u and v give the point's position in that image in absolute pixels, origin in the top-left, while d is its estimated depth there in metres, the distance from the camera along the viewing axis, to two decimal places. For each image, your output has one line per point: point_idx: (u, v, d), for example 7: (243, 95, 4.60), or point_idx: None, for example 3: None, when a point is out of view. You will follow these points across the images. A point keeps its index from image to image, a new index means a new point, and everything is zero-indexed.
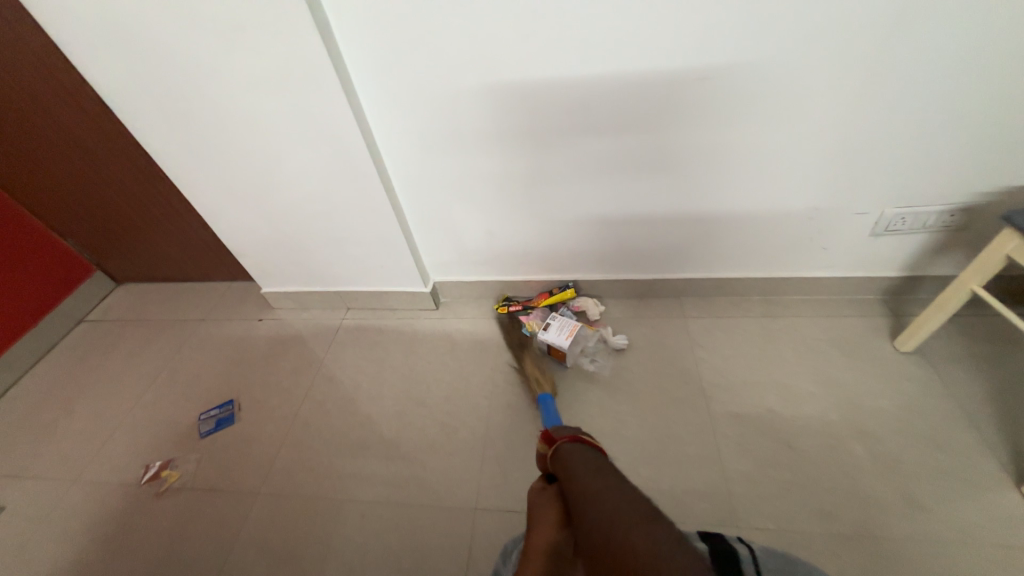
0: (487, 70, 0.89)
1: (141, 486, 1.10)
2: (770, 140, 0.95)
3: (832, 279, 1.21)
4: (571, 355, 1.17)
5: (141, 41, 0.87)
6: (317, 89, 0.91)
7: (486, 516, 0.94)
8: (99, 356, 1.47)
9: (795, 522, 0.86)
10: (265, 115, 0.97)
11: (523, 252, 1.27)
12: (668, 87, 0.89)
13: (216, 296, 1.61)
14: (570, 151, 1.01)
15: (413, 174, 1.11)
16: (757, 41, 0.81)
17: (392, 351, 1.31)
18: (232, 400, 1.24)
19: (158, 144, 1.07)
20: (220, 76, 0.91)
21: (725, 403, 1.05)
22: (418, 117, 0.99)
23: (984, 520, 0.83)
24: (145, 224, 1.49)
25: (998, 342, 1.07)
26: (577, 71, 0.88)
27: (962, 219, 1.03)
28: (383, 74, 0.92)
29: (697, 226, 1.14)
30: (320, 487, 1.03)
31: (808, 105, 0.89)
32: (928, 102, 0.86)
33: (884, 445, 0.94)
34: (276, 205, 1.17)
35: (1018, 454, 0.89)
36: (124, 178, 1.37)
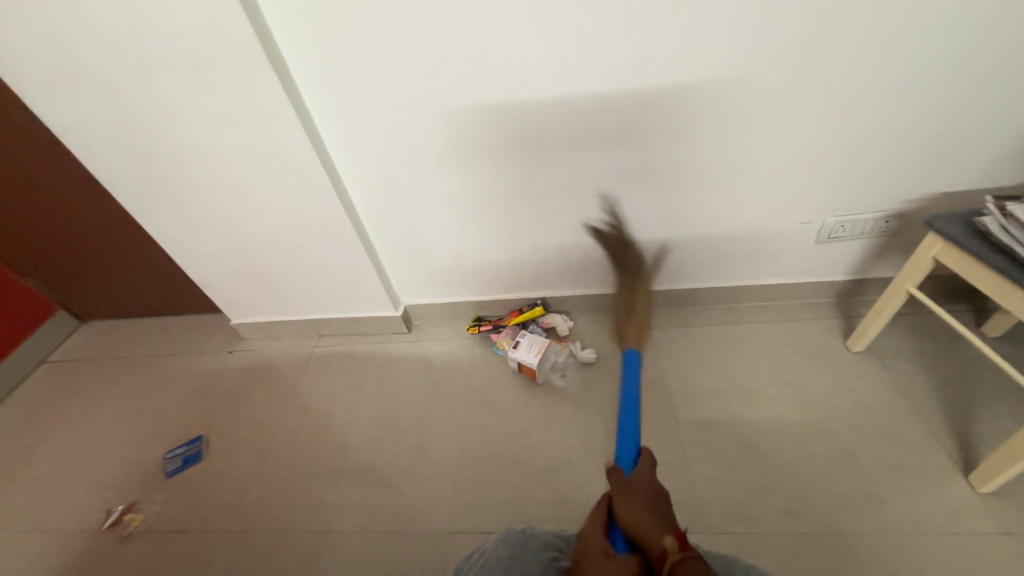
0: (441, 100, 0.94)
1: (103, 532, 1.06)
2: (714, 157, 1.01)
3: (787, 285, 1.26)
4: (541, 371, 1.19)
5: (99, 83, 0.89)
6: (278, 122, 0.93)
7: (460, 538, 0.94)
8: (61, 397, 1.42)
9: (760, 524, 0.88)
10: (227, 149, 0.99)
11: (491, 271, 1.29)
12: (615, 111, 0.95)
13: (185, 329, 1.58)
14: (530, 173, 1.06)
15: (379, 201, 1.13)
16: (690, 68, 0.87)
17: (365, 377, 1.31)
18: (200, 436, 1.22)
19: (120, 180, 1.07)
20: (182, 113, 0.93)
21: (691, 410, 1.08)
22: (379, 146, 1.02)
23: (936, 508, 0.86)
24: (110, 260, 1.47)
25: (940, 337, 1.14)
26: (528, 97, 0.93)
27: (896, 224, 1.10)
28: (343, 106, 0.96)
29: (657, 239, 1.18)
30: (293, 519, 1.02)
31: (743, 124, 0.95)
32: (852, 118, 0.93)
33: (841, 442, 0.98)
34: (242, 237, 1.18)
35: (962, 443, 0.94)
36: (85, 215, 1.35)
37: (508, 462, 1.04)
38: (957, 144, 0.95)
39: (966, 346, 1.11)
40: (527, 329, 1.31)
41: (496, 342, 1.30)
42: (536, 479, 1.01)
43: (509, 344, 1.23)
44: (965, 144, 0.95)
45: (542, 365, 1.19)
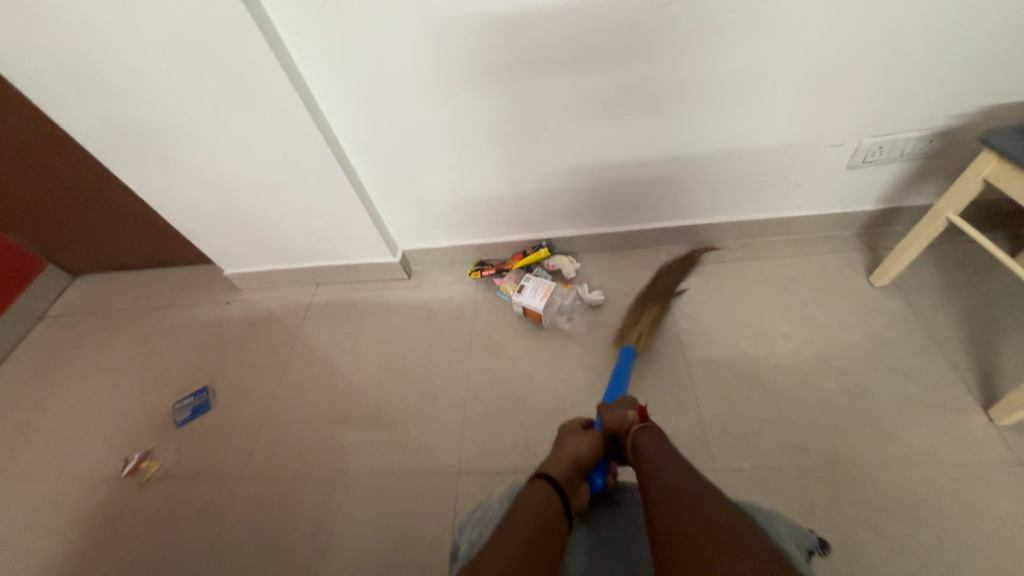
0: (424, 8, 0.80)
1: (123, 478, 1.09)
2: (743, 70, 0.88)
3: (809, 217, 1.18)
4: (548, 314, 1.15)
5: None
6: (238, 45, 0.80)
7: (469, 477, 0.95)
8: (64, 353, 1.41)
9: (767, 459, 0.88)
10: (185, 79, 0.86)
11: (492, 211, 1.21)
12: (630, 16, 0.80)
13: (179, 282, 1.54)
14: (533, 97, 0.94)
15: (364, 134, 1.02)
16: None
17: (366, 324, 1.28)
18: (206, 387, 1.22)
19: (74, 121, 0.95)
20: (125, 36, 0.80)
21: (701, 350, 1.05)
22: (358, 68, 0.89)
23: (949, 441, 0.85)
24: (88, 211, 1.39)
25: (969, 268, 1.07)
26: (529, 2, 0.79)
27: (940, 143, 0.99)
28: (310, 19, 0.81)
29: (671, 169, 1.08)
30: (304, 463, 1.03)
31: (781, 27, 0.81)
32: (913, 13, 0.78)
33: (855, 378, 0.95)
34: (219, 181, 1.08)
35: (982, 376, 0.91)
36: (51, 162, 1.25)
37: (515, 405, 1.04)
38: None
39: (997, 276, 1.05)
40: (531, 273, 1.25)
41: (500, 287, 1.25)
42: (543, 420, 1.00)
43: (514, 288, 1.18)
44: None
45: (549, 307, 1.15)
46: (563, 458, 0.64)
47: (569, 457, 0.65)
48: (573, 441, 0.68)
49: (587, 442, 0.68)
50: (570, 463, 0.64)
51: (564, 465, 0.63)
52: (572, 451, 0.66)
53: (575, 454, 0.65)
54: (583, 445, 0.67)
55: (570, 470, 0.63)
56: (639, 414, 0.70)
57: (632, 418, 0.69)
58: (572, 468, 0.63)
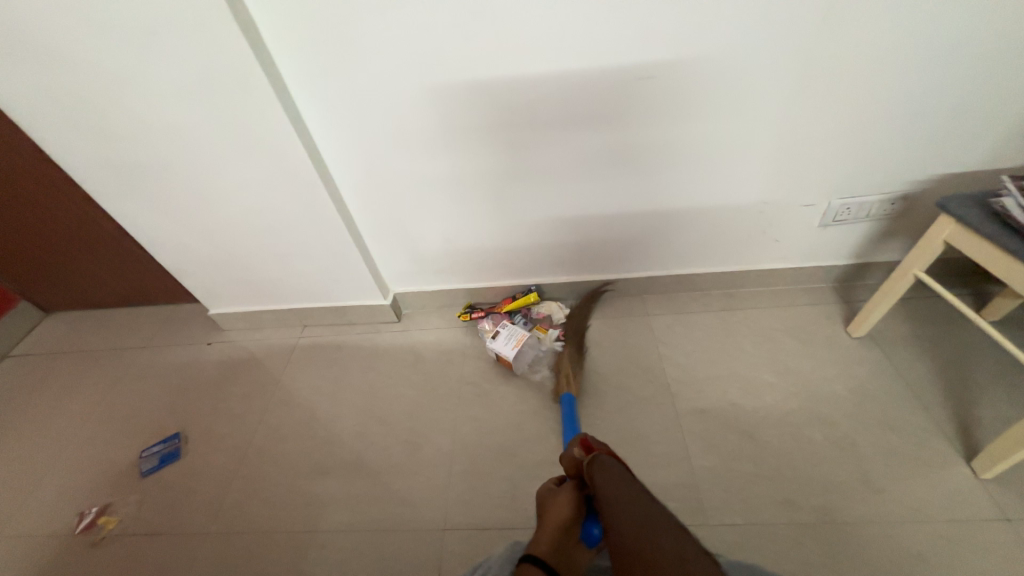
0: (427, 72, 0.86)
1: (74, 536, 1.00)
2: (719, 137, 0.96)
3: (786, 270, 1.24)
4: (518, 364, 1.16)
5: (40, 48, 0.78)
6: (249, 97, 0.84)
7: (454, 535, 0.90)
8: (25, 394, 1.33)
9: (761, 514, 0.86)
10: (191, 127, 0.89)
11: (483, 257, 1.24)
12: (616, 86, 0.88)
13: (159, 321, 1.50)
14: (526, 154, 1.00)
15: (362, 182, 1.06)
16: (699, 38, 0.81)
17: (352, 368, 1.25)
18: (177, 433, 1.15)
19: (75, 161, 0.97)
20: (139, 87, 0.83)
21: (690, 399, 1.06)
22: (361, 122, 0.94)
23: (937, 496, 0.85)
24: (72, 248, 1.37)
25: (939, 322, 1.12)
26: (524, 71, 0.86)
27: (901, 206, 1.07)
28: (319, 76, 0.87)
29: (656, 223, 1.14)
30: (277, 519, 0.97)
31: (751, 100, 0.90)
32: (867, 94, 0.88)
33: (842, 430, 0.96)
34: (214, 223, 1.09)
35: (962, 429, 0.93)
36: (40, 198, 1.24)
37: (503, 456, 1.01)
38: (969, 122, 0.91)
39: (965, 330, 1.10)
40: (514, 319, 1.27)
41: (480, 328, 1.27)
42: (532, 472, 0.97)
43: (489, 333, 1.21)
44: (979, 121, 0.91)
45: (519, 357, 1.16)
46: (547, 531, 0.63)
47: (554, 527, 0.63)
48: (552, 508, 0.66)
49: (565, 503, 0.66)
50: (556, 533, 0.62)
51: (550, 538, 0.61)
52: (554, 520, 0.64)
53: (556, 521, 0.63)
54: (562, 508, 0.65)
55: (557, 541, 0.61)
56: (581, 447, 0.69)
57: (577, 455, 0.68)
58: (558, 537, 0.61)
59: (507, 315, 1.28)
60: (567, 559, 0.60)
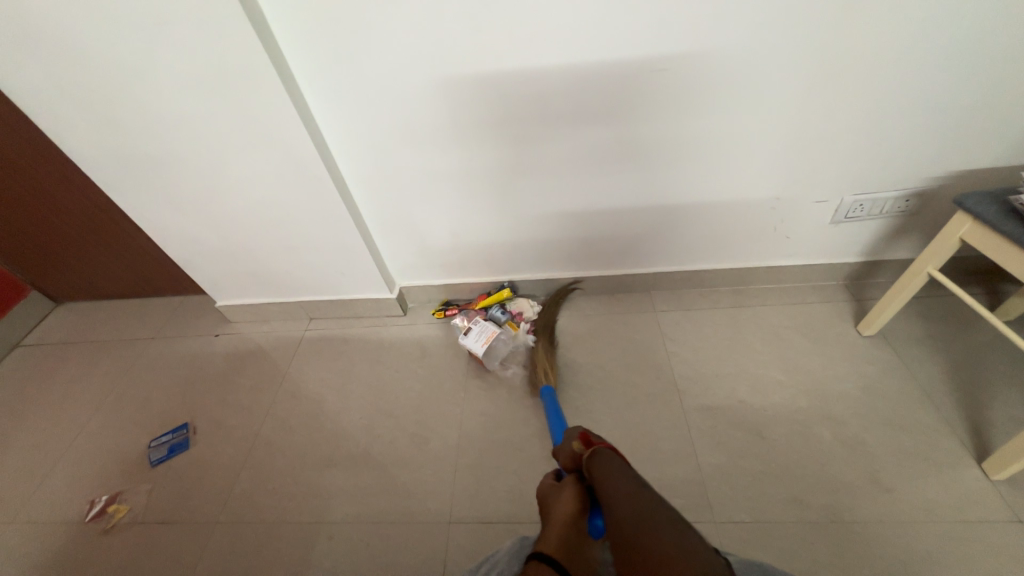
0: (438, 64, 0.85)
1: (86, 523, 1.01)
2: (732, 131, 0.94)
3: (797, 267, 1.22)
4: (489, 360, 1.18)
5: (52, 38, 0.78)
6: (258, 88, 0.84)
7: (460, 527, 0.91)
8: (37, 383, 1.35)
9: (768, 512, 0.86)
10: (201, 118, 0.89)
11: (490, 251, 1.23)
12: (628, 81, 0.87)
13: (167, 312, 1.51)
14: (536, 149, 0.99)
15: (371, 175, 1.05)
16: (715, 31, 0.80)
17: (358, 361, 1.25)
18: (186, 424, 1.16)
19: (84, 151, 0.97)
20: (150, 78, 0.83)
21: (697, 396, 1.05)
22: (370, 114, 0.93)
23: (947, 496, 0.85)
24: (81, 238, 1.38)
25: (952, 321, 1.11)
26: (536, 64, 0.85)
27: (916, 203, 1.05)
28: (327, 67, 0.86)
29: (666, 219, 1.13)
30: (284, 510, 0.98)
31: (766, 93, 0.88)
32: (885, 87, 0.86)
33: (851, 429, 0.96)
34: (223, 215, 1.09)
35: (974, 430, 0.92)
36: (50, 189, 1.25)
37: (509, 451, 1.01)
38: (989, 117, 0.89)
39: (979, 329, 1.09)
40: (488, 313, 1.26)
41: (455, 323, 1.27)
42: (538, 467, 0.97)
43: (462, 328, 1.19)
44: (1000, 116, 0.89)
45: (490, 353, 1.18)
46: (554, 530, 0.61)
47: (560, 525, 0.61)
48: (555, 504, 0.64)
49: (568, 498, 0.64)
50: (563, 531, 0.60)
51: (556, 537, 0.60)
52: (559, 518, 0.62)
53: (562, 518, 0.61)
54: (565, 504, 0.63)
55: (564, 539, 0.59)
56: (581, 441, 0.66)
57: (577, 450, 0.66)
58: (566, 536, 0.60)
59: (483, 311, 1.28)
60: (576, 556, 0.59)
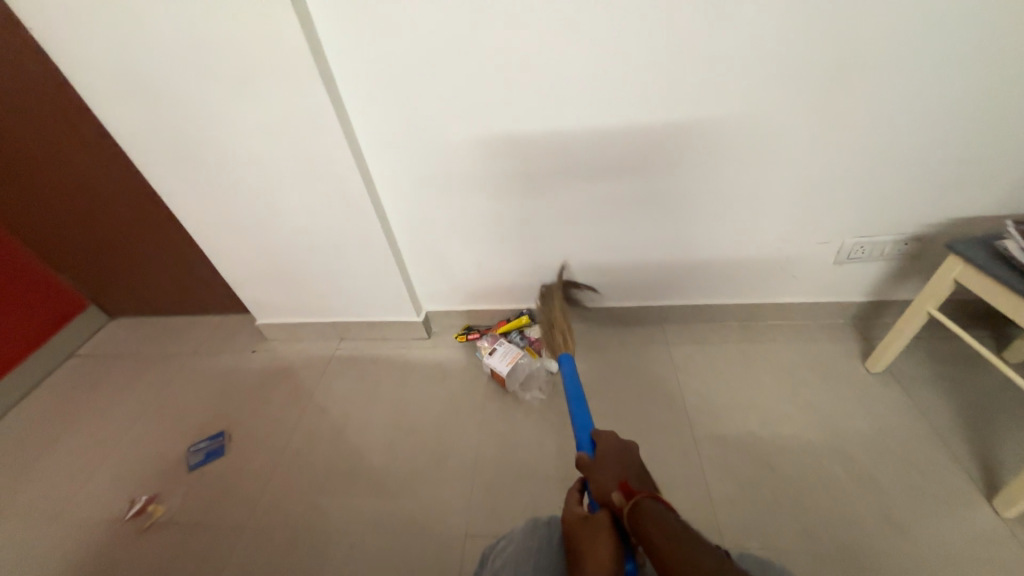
0: (476, 120, 0.98)
1: (125, 521, 1.08)
2: (735, 180, 1.04)
3: (804, 305, 1.28)
4: (511, 381, 1.23)
5: (158, 92, 0.94)
6: (321, 132, 0.97)
7: (476, 542, 0.94)
8: (88, 390, 1.46)
9: (777, 541, 0.88)
10: (269, 158, 1.03)
11: (512, 282, 1.32)
12: (641, 135, 0.98)
13: (209, 329, 1.63)
14: (557, 192, 1.10)
15: (411, 211, 1.17)
16: (718, 95, 0.91)
17: (384, 381, 1.33)
18: (222, 432, 1.24)
19: (165, 183, 1.12)
20: (232, 125, 0.98)
21: (707, 425, 1.09)
22: (413, 160, 1.06)
23: (958, 533, 0.85)
24: (143, 258, 1.53)
25: (960, 363, 1.14)
26: (561, 122, 0.97)
27: (915, 248, 1.12)
28: (380, 117, 1.00)
29: (677, 257, 1.21)
30: (310, 517, 1.03)
31: (767, 146, 0.98)
32: (875, 143, 0.95)
33: (860, 463, 0.98)
34: (275, 240, 1.22)
35: (985, 469, 0.93)
36: (124, 214, 1.40)
37: (525, 470, 1.05)
38: (975, 172, 0.97)
39: (987, 371, 1.11)
40: (508, 338, 1.34)
41: (478, 347, 1.35)
42: (552, 487, 1.01)
43: (486, 349, 1.27)
44: (985, 171, 0.97)
45: (512, 374, 1.23)
46: None
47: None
48: (589, 554, 0.56)
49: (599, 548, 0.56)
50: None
51: None
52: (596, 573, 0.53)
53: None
54: (599, 555, 0.55)
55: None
56: (621, 490, 0.58)
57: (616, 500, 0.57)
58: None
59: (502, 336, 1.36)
60: None
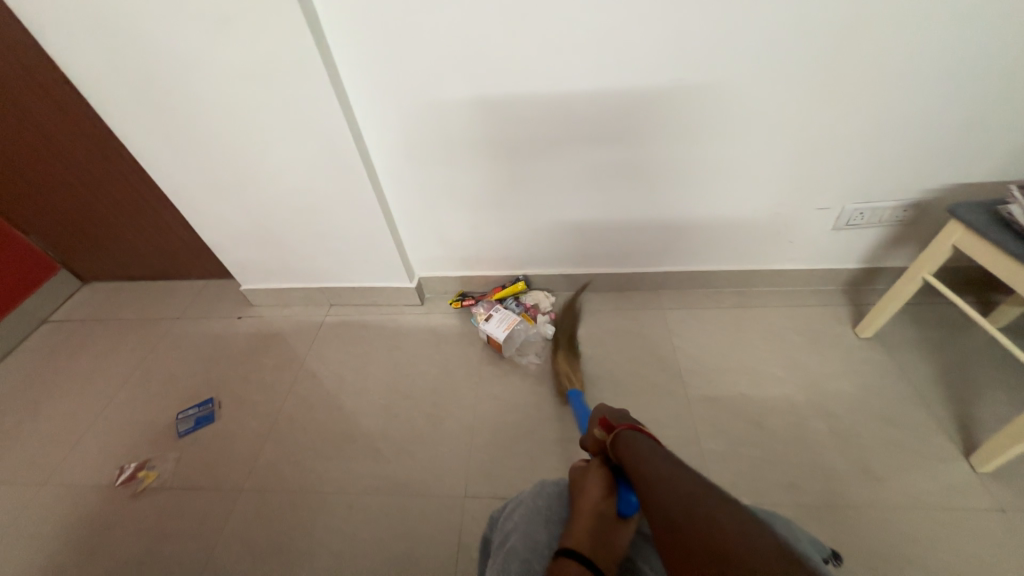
0: (475, 74, 0.91)
1: (116, 487, 1.06)
2: (743, 144, 1.00)
3: (800, 272, 1.28)
4: (508, 347, 1.22)
5: (117, 28, 0.83)
6: (306, 81, 0.89)
7: (475, 502, 0.95)
8: (66, 356, 1.41)
9: (766, 496, 0.91)
10: (251, 109, 0.95)
11: (508, 248, 1.29)
12: (651, 92, 0.92)
13: (191, 295, 1.57)
14: (558, 156, 1.05)
15: (404, 173, 1.11)
16: (733, 49, 0.85)
17: (377, 346, 1.31)
18: (211, 399, 1.21)
19: (135, 136, 1.03)
20: (203, 69, 0.88)
21: (701, 388, 1.10)
22: (405, 115, 0.99)
23: (933, 485, 0.90)
24: (117, 220, 1.43)
25: (945, 327, 1.17)
26: (567, 80, 0.91)
27: (914, 213, 1.11)
28: (369, 65, 0.91)
29: (677, 224, 1.19)
30: (307, 481, 1.03)
31: (778, 105, 0.93)
32: (888, 105, 0.92)
33: (846, 422, 1.01)
34: (257, 200, 1.15)
35: (963, 427, 0.98)
36: (93, 171, 1.30)
37: (522, 433, 1.06)
38: (983, 137, 0.96)
39: (970, 335, 1.14)
40: (504, 304, 1.33)
41: (472, 313, 1.33)
42: (550, 447, 1.03)
43: (482, 315, 1.26)
44: (994, 135, 0.95)
45: (509, 340, 1.22)
46: (581, 518, 0.54)
47: (588, 513, 0.55)
48: (581, 488, 0.60)
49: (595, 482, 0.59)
50: (590, 519, 0.54)
51: (584, 523, 0.54)
52: (586, 505, 0.56)
53: (590, 506, 0.55)
54: (592, 488, 0.58)
55: (592, 530, 0.52)
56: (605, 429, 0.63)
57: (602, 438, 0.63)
58: (594, 523, 0.53)
59: (498, 302, 1.35)
60: (606, 547, 0.51)
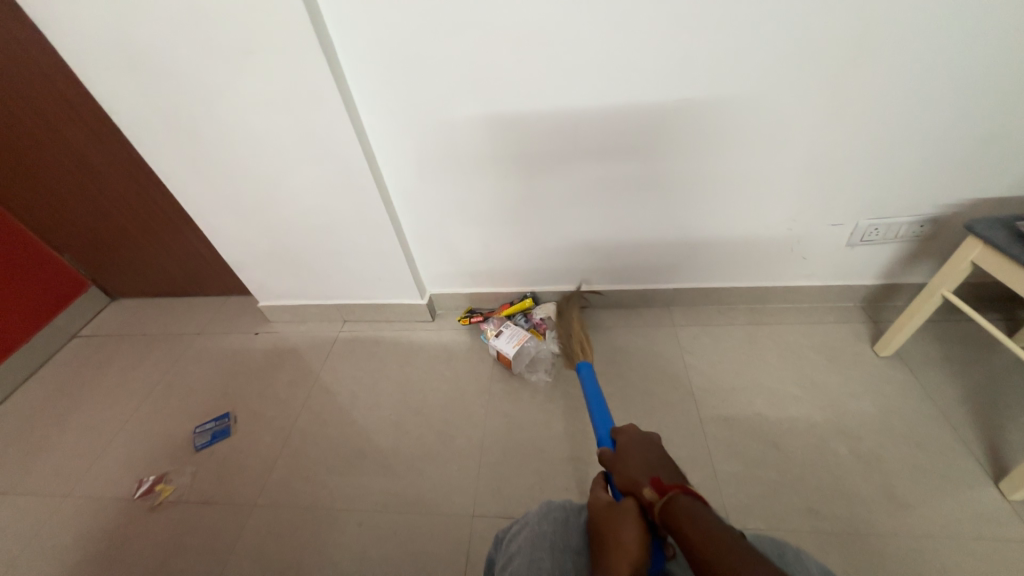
0: (484, 98, 0.94)
1: (135, 500, 1.09)
2: (749, 161, 1.01)
3: (814, 288, 1.26)
4: (517, 364, 1.23)
5: (150, 63, 0.89)
6: (323, 108, 0.93)
7: (483, 521, 0.95)
8: (92, 370, 1.46)
9: (784, 521, 0.88)
10: (271, 136, 1.00)
11: (518, 265, 1.31)
12: (653, 111, 0.94)
13: (211, 311, 1.62)
14: (562, 173, 1.07)
15: (414, 191, 1.14)
16: (735, 68, 0.87)
17: (388, 363, 1.33)
18: (227, 413, 1.24)
19: (163, 161, 1.09)
20: (227, 99, 0.94)
21: (714, 407, 1.09)
22: (416, 136, 1.02)
23: (963, 513, 0.86)
24: (144, 240, 1.51)
25: (971, 345, 1.13)
26: (570, 101, 0.94)
27: (931, 229, 1.09)
28: (382, 92, 0.95)
29: (686, 240, 1.19)
30: (317, 497, 1.03)
31: (785, 121, 0.93)
32: (897, 122, 0.92)
33: (867, 445, 0.97)
34: (275, 219, 1.19)
35: (992, 451, 0.93)
36: (124, 193, 1.38)
37: (531, 451, 1.05)
38: (1000, 152, 0.94)
39: (997, 355, 1.10)
40: (513, 320, 1.34)
41: (482, 330, 1.34)
42: (559, 467, 1.02)
43: (491, 332, 1.26)
44: (1010, 149, 0.93)
45: (519, 357, 1.23)
46: None
47: None
48: (613, 545, 0.53)
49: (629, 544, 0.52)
50: None
51: None
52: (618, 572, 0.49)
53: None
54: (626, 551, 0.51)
55: None
56: (654, 486, 0.55)
57: (648, 495, 0.55)
58: None
59: (507, 318, 1.36)
60: None
